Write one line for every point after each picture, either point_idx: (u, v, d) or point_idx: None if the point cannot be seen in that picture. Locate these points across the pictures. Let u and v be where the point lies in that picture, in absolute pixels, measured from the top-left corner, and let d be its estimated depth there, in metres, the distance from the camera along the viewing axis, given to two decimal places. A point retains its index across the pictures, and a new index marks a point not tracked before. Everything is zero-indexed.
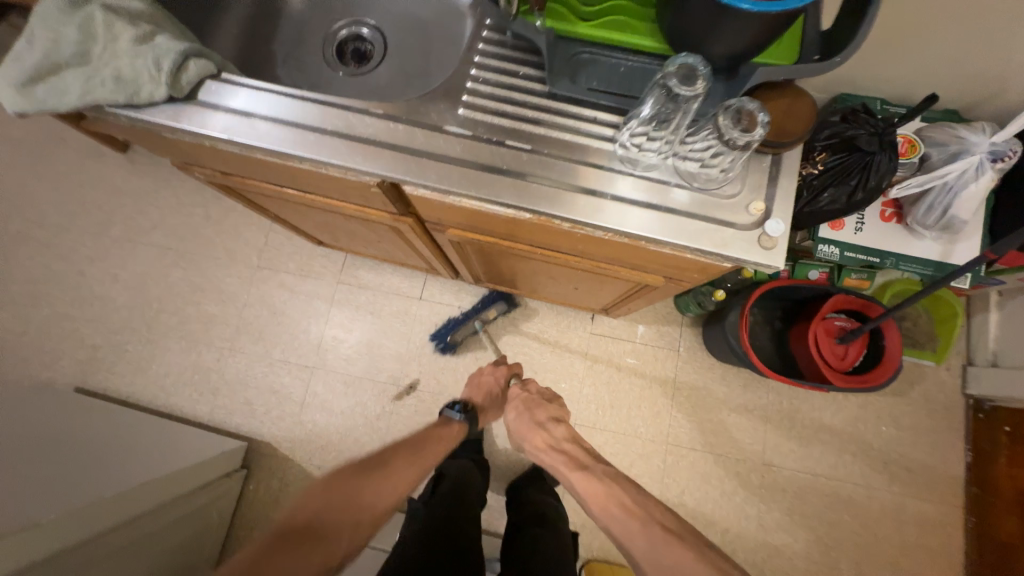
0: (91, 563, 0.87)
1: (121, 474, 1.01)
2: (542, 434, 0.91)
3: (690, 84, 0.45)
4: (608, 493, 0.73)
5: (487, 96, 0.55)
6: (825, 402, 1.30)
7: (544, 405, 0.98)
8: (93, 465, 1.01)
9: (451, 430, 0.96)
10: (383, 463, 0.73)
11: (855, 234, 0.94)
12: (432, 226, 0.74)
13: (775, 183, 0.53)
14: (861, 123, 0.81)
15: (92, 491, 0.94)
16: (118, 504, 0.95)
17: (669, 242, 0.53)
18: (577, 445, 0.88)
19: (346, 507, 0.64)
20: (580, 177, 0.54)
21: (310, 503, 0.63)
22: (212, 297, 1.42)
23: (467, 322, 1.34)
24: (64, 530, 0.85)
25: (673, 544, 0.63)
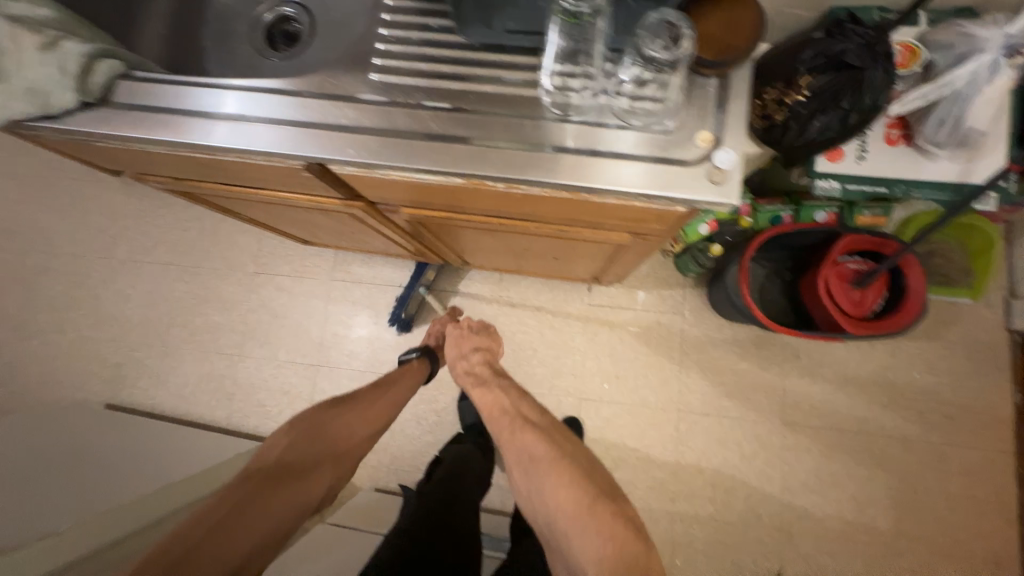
0: None
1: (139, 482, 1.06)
2: (463, 364, 0.86)
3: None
4: (495, 402, 0.77)
5: (400, 56, 0.51)
6: (849, 353, 1.21)
7: (471, 337, 0.90)
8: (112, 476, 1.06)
9: (403, 373, 0.91)
10: (354, 400, 0.80)
11: (858, 164, 0.84)
12: (384, 208, 0.71)
13: (724, 108, 0.47)
14: (847, 34, 0.71)
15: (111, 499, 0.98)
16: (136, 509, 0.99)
17: (611, 190, 0.48)
18: (490, 367, 0.85)
19: (321, 444, 0.73)
20: (508, 131, 0.50)
21: (286, 441, 0.71)
22: (216, 306, 1.46)
23: (411, 293, 1.33)
24: (85, 537, 0.90)
25: (524, 430, 0.71)
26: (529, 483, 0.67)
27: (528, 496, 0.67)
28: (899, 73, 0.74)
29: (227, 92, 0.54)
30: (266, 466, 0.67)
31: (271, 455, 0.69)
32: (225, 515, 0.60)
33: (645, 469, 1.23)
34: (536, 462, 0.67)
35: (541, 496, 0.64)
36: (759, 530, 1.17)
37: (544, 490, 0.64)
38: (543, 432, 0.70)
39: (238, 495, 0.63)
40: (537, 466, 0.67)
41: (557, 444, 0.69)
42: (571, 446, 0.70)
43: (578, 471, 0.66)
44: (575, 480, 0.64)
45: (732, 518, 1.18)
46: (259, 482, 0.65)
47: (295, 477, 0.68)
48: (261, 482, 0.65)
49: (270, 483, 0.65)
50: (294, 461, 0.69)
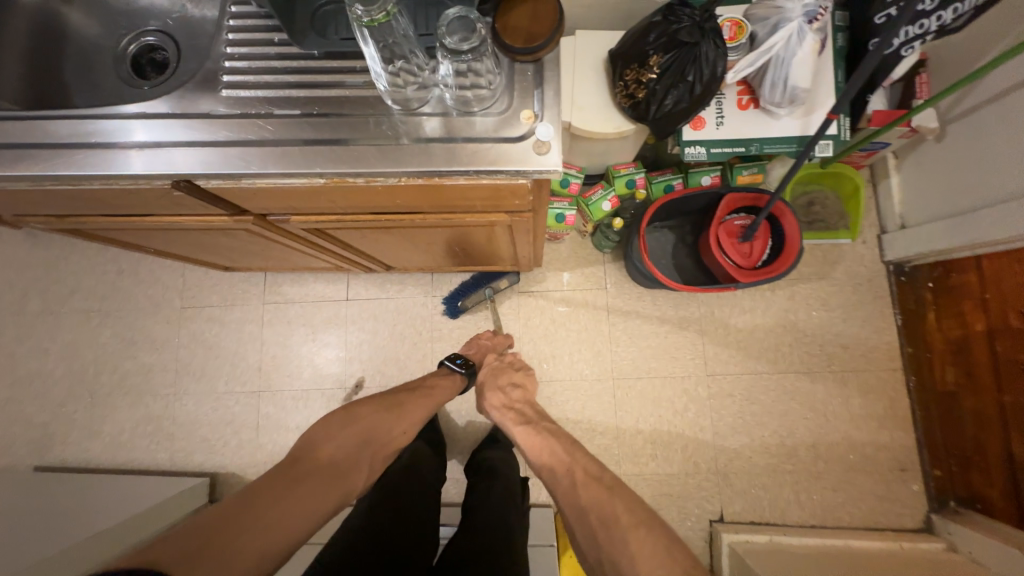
0: None
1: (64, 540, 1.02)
2: (504, 398, 1.00)
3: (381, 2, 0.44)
4: (548, 446, 0.85)
5: (248, 71, 0.55)
6: (754, 302, 1.32)
7: (510, 371, 1.07)
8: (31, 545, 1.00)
9: (451, 386, 1.02)
10: (399, 409, 0.87)
11: (717, 129, 0.94)
12: (272, 219, 0.74)
13: (541, 88, 0.53)
14: (682, 17, 0.80)
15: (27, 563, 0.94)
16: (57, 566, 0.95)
17: (455, 170, 0.53)
18: (532, 408, 0.98)
19: (369, 443, 0.79)
20: (356, 129, 0.54)
21: (340, 437, 0.76)
22: (146, 347, 1.42)
23: (480, 291, 1.32)
24: None
25: (591, 484, 0.74)
26: (597, 544, 0.67)
27: (591, 550, 0.68)
28: (730, 46, 0.84)
29: (128, 122, 0.56)
30: (323, 458, 0.73)
31: (324, 448, 0.74)
32: (288, 498, 0.64)
33: (590, 439, 1.29)
34: (604, 523, 0.68)
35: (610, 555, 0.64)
36: (698, 477, 1.25)
37: (613, 546, 0.65)
38: (606, 486, 0.73)
39: (298, 481, 0.68)
40: (604, 525, 0.68)
41: (622, 498, 0.70)
42: (636, 507, 0.69)
43: (641, 518, 0.67)
44: (655, 543, 0.63)
45: (674, 469, 1.26)
46: (320, 472, 0.70)
47: (346, 471, 0.73)
48: (320, 470, 0.71)
49: (327, 474, 0.71)
50: (343, 458, 0.74)
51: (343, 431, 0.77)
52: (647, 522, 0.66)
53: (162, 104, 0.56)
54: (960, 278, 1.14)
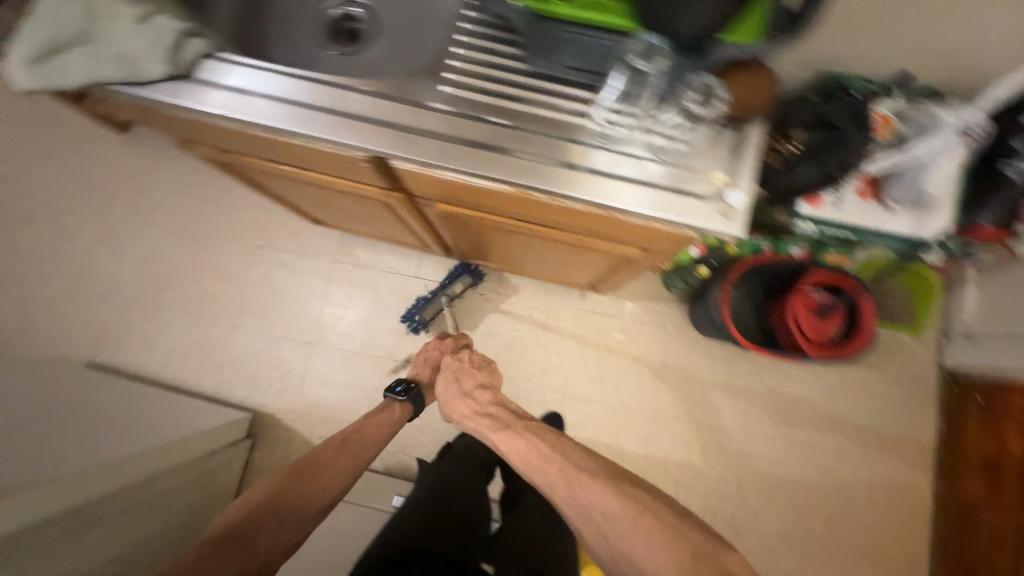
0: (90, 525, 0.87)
1: (122, 442, 1.02)
2: (473, 406, 0.91)
3: (653, 57, 0.52)
4: (530, 450, 0.78)
5: (466, 75, 0.59)
6: (805, 374, 1.36)
7: (472, 372, 0.97)
8: (89, 439, 1.00)
9: (387, 421, 0.95)
10: (320, 461, 0.81)
11: (833, 211, 0.97)
12: (419, 201, 0.78)
13: (739, 155, 0.57)
14: (838, 102, 0.84)
15: (89, 457, 0.93)
16: (118, 467, 0.94)
17: (640, 211, 0.57)
18: (503, 408, 0.90)
19: (278, 510, 0.74)
20: (556, 152, 0.58)
21: (244, 506, 0.73)
22: (215, 275, 1.46)
23: (434, 299, 1.39)
24: (79, 489, 0.86)
25: (585, 479, 0.71)
26: (606, 541, 0.66)
27: (603, 553, 0.67)
28: (875, 139, 0.88)
29: (248, 70, 0.59)
30: (223, 530, 0.69)
31: (225, 521, 0.71)
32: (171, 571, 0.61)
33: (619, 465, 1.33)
34: (609, 520, 0.66)
35: (616, 549, 0.65)
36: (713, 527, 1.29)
37: (621, 545, 0.64)
38: (604, 482, 0.70)
39: (189, 557, 0.65)
40: (610, 522, 0.66)
41: (624, 492, 0.68)
42: (648, 499, 0.68)
43: (657, 513, 0.66)
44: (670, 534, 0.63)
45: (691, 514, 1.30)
46: (215, 543, 0.67)
47: (248, 535, 0.69)
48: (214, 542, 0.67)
49: (219, 544, 0.67)
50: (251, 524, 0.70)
51: (248, 504, 0.73)
52: (658, 514, 0.66)
53: (373, 83, 0.59)
54: (1007, 398, 1.15)
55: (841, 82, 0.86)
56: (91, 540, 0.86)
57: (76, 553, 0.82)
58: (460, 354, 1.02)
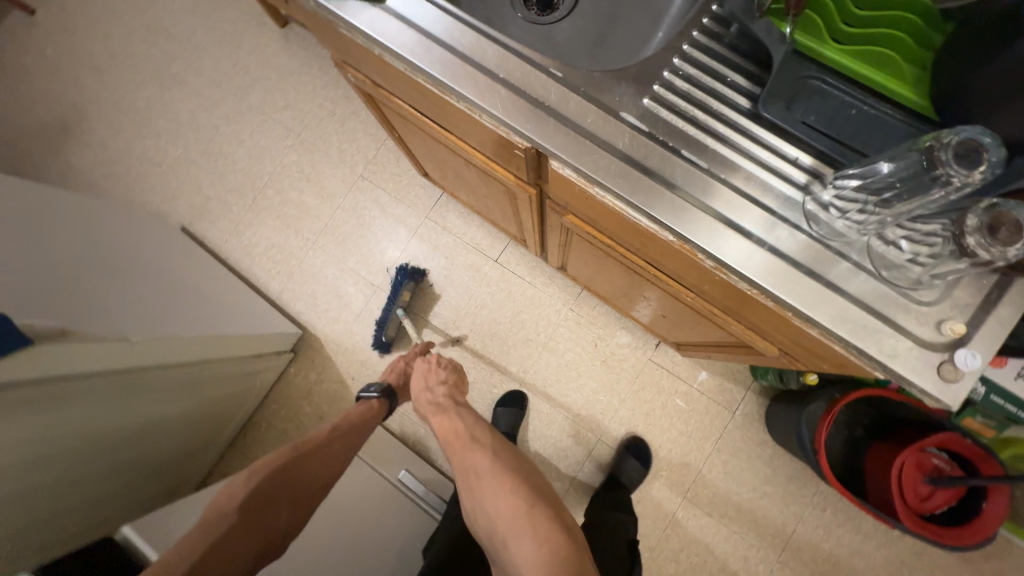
0: (126, 387, 0.86)
1: (184, 318, 1.03)
2: (428, 399, 0.90)
3: (974, 170, 0.36)
4: (454, 429, 0.82)
5: (676, 94, 0.48)
6: (874, 530, 1.17)
7: (438, 371, 0.95)
8: (160, 301, 1.02)
9: (362, 415, 0.89)
10: (318, 445, 0.80)
11: (1014, 380, 0.78)
12: (552, 205, 0.69)
13: (990, 308, 0.43)
14: None
15: (155, 324, 0.94)
16: (178, 345, 0.95)
17: (827, 327, 0.45)
18: (455, 400, 0.89)
19: (282, 490, 0.73)
20: (747, 220, 0.47)
21: (248, 484, 0.72)
22: (314, 190, 1.49)
23: (388, 313, 1.33)
24: (142, 355, 0.86)
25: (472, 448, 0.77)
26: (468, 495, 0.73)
27: (471, 508, 0.72)
28: None
29: (439, 13, 0.53)
30: (232, 507, 0.68)
31: (231, 497, 0.70)
32: (191, 550, 0.61)
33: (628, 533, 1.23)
34: (481, 482, 0.72)
35: (486, 514, 0.69)
36: None
37: (488, 505, 0.69)
38: (485, 450, 0.76)
39: (202, 534, 0.64)
40: (478, 480, 0.73)
41: (511, 472, 0.72)
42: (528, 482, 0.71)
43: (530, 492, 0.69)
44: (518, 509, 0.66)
45: None
46: (229, 518, 0.67)
47: (261, 513, 0.69)
48: (223, 519, 0.67)
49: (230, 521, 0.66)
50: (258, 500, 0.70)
51: (252, 481, 0.72)
52: (522, 496, 0.68)
53: (565, 68, 0.51)
54: None
55: None
56: (125, 403, 0.87)
57: (107, 410, 0.84)
58: (431, 356, 0.99)
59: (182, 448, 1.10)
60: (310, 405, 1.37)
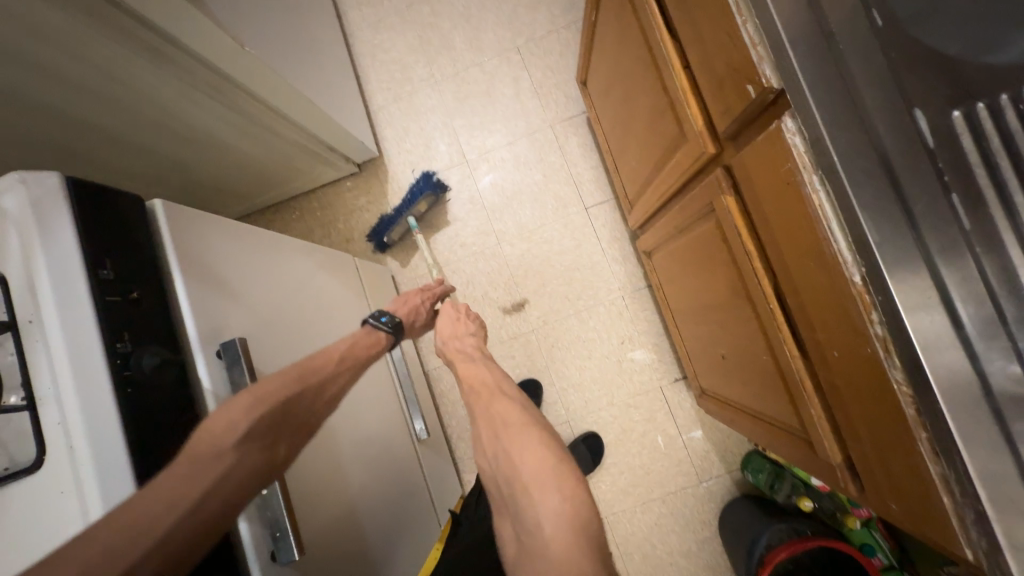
0: (202, 84, 0.82)
1: (295, 67, 0.97)
2: (457, 346, 0.77)
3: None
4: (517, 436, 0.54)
5: (983, 131, 0.39)
6: None
7: (467, 326, 0.80)
8: (281, 35, 0.96)
9: (368, 347, 0.68)
10: (325, 380, 0.58)
11: None
12: (721, 176, 0.59)
13: None
14: None
15: (266, 51, 0.87)
16: (269, 83, 0.89)
17: (964, 476, 0.36)
18: (485, 356, 0.72)
19: (292, 420, 0.53)
20: (965, 310, 0.38)
21: (250, 417, 0.49)
22: (467, 33, 1.37)
23: (399, 219, 1.24)
24: (233, 64, 0.81)
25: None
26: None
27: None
28: None
29: None
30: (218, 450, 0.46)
31: (228, 432, 0.47)
32: (182, 493, 0.43)
33: None
34: None
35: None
36: None
37: None
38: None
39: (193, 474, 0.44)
40: None
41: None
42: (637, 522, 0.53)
43: None
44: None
45: None
46: (231, 455, 0.47)
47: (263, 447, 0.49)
48: (221, 458, 0.46)
49: (228, 460, 0.47)
50: (242, 439, 0.48)
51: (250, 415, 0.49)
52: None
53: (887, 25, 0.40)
54: None
55: None
56: (199, 98, 0.84)
57: (180, 94, 0.82)
58: (456, 310, 0.83)
59: (218, 180, 1.10)
60: (344, 223, 1.35)
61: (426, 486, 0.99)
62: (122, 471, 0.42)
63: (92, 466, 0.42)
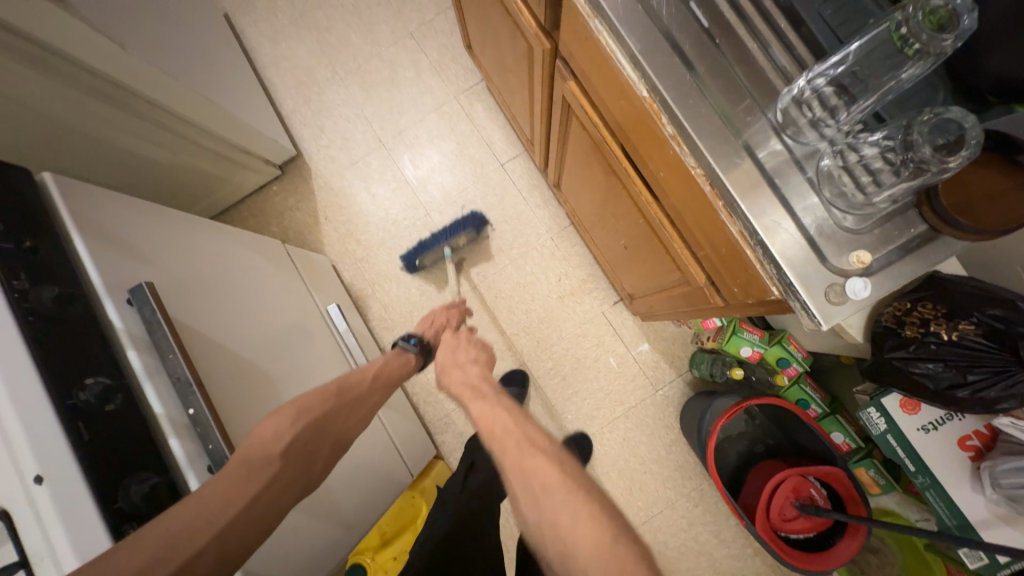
0: (97, 93, 0.86)
1: (192, 73, 1.03)
2: (458, 376, 0.65)
3: (938, 34, 0.37)
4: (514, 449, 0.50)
5: None
6: (733, 540, 1.20)
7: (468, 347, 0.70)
8: (175, 42, 1.00)
9: (397, 370, 0.73)
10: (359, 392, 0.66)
11: (919, 431, 0.79)
12: (561, 68, 0.67)
13: (900, 257, 0.42)
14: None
15: (156, 55, 0.92)
16: (168, 89, 0.95)
17: (747, 220, 0.44)
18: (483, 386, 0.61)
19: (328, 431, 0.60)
20: (723, 95, 0.45)
21: (294, 427, 0.57)
22: (362, 28, 1.45)
23: (436, 246, 1.22)
24: (124, 69, 0.86)
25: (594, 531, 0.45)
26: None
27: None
28: None
29: None
30: (276, 451, 0.54)
31: (278, 438, 0.55)
32: (230, 499, 0.48)
33: None
34: None
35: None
36: None
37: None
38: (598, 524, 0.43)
39: (241, 483, 0.49)
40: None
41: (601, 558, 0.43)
42: None
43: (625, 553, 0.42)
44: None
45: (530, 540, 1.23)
46: (278, 460, 0.53)
47: (303, 458, 0.56)
48: (270, 464, 0.52)
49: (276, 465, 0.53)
50: (290, 450, 0.55)
51: (299, 423, 0.57)
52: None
53: None
54: None
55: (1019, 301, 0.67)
56: (97, 109, 0.88)
57: (75, 104, 0.84)
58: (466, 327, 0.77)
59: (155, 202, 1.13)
60: (276, 225, 1.39)
61: (391, 440, 1.02)
62: (34, 383, 0.45)
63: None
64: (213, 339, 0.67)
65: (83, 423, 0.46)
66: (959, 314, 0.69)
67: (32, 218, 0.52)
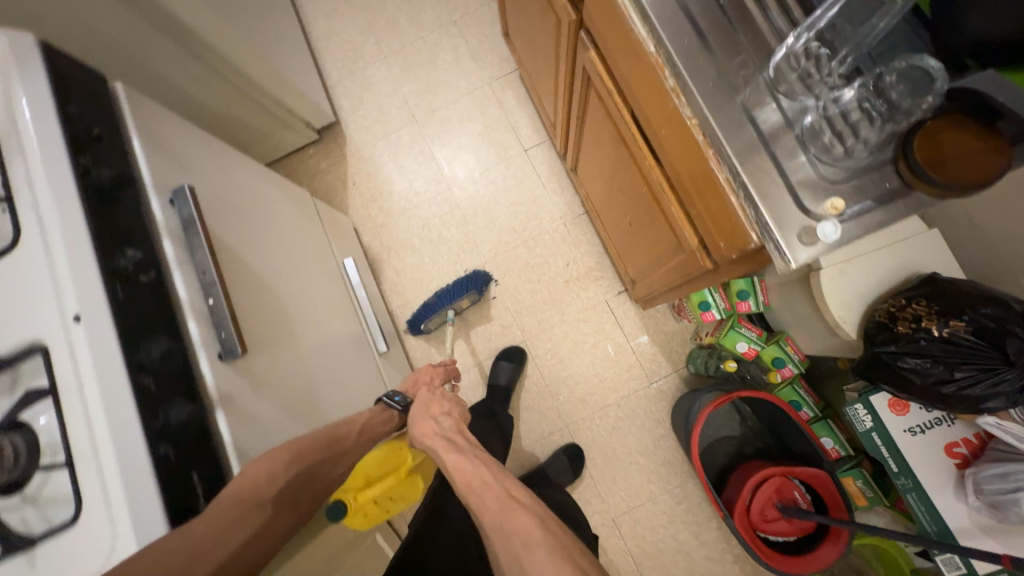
0: (168, 34, 0.95)
1: (252, 31, 1.12)
2: (431, 426, 0.70)
3: None
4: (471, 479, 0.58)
5: None
6: (712, 542, 1.19)
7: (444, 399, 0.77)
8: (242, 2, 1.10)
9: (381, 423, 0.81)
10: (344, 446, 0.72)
11: (905, 432, 0.78)
12: (583, 38, 0.72)
13: (872, 208, 0.45)
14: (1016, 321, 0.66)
15: (223, 9, 1.01)
16: (230, 40, 1.05)
17: (733, 163, 0.47)
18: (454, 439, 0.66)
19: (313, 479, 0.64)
20: (723, 50, 0.49)
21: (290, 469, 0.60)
22: (410, 13, 1.55)
23: (438, 311, 1.23)
24: (194, 15, 0.95)
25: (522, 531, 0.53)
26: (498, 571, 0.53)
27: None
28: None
29: None
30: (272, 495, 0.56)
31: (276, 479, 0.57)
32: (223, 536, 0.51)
33: None
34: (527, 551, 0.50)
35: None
36: None
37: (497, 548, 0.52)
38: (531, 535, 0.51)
39: (237, 522, 0.52)
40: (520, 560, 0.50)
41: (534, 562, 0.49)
42: None
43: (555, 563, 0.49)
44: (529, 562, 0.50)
45: None
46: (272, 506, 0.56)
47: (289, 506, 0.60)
48: (263, 506, 0.55)
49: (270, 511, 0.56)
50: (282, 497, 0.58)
51: (294, 465, 0.61)
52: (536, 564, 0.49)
53: None
54: None
55: (1010, 301, 0.67)
56: (166, 49, 0.97)
57: (149, 42, 0.94)
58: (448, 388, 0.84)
59: None
60: (307, 184, 1.48)
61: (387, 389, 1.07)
62: (86, 240, 0.51)
63: (60, 234, 0.51)
64: (238, 251, 0.73)
65: (121, 285, 0.52)
66: (951, 310, 0.70)
67: (103, 112, 0.60)
